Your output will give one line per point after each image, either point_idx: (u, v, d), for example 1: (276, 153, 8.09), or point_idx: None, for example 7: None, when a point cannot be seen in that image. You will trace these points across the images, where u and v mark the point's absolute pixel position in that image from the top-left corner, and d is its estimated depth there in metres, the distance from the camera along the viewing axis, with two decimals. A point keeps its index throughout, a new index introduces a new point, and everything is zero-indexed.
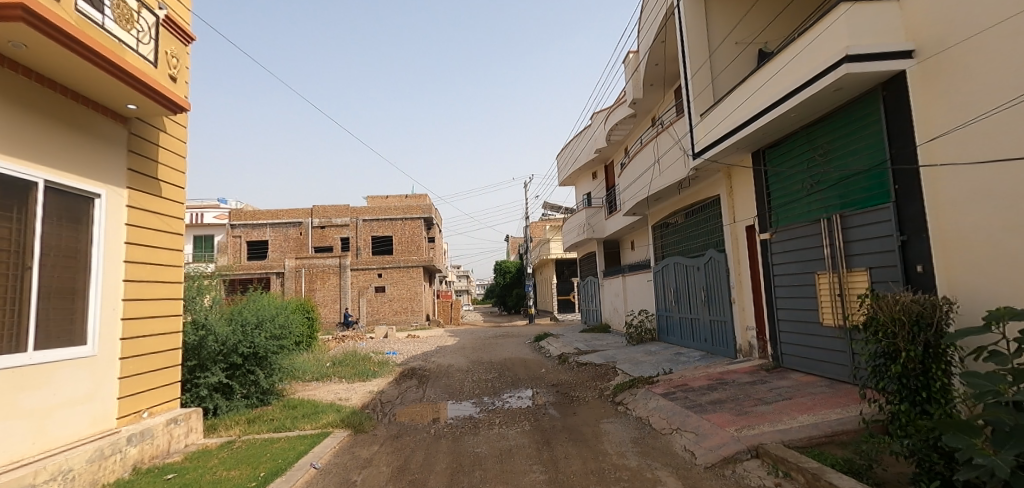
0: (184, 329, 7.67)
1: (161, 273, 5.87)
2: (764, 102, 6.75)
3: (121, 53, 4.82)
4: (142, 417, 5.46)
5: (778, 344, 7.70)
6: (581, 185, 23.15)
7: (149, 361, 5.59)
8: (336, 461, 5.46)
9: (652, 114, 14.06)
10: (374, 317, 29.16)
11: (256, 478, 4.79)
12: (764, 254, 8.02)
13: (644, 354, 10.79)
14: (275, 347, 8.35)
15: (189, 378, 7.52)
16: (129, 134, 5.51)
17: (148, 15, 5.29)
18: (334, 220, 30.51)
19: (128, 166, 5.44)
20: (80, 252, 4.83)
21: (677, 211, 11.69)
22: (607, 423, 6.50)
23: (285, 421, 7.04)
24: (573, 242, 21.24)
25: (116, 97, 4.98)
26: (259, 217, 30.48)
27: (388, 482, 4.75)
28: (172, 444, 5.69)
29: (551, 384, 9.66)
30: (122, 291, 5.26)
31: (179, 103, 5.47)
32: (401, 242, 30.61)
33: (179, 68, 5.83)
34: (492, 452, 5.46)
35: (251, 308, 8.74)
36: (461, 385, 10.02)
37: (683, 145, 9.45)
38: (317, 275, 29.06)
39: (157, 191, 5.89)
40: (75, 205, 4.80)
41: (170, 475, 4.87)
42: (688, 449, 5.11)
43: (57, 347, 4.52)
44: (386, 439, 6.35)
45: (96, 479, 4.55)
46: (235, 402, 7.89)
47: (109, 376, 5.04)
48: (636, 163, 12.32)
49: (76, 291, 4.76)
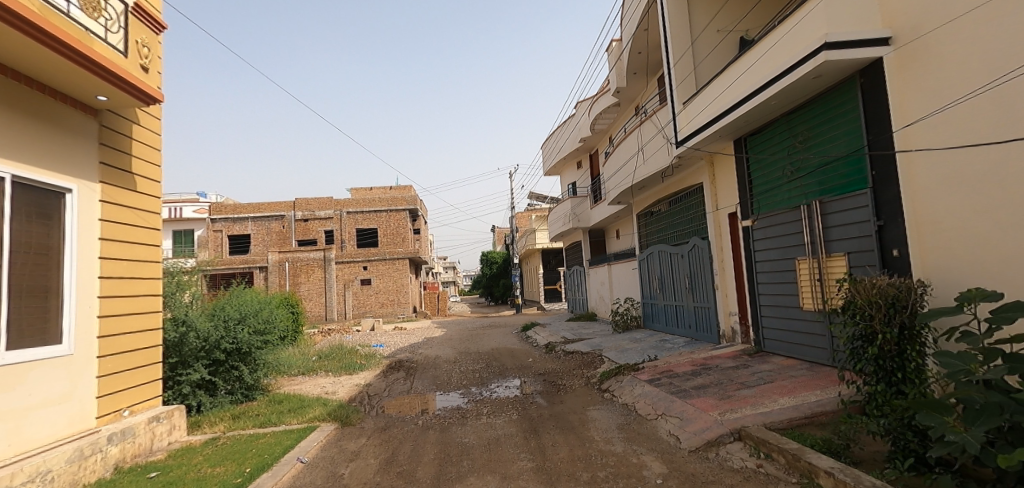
0: (164, 325, 7.53)
1: (138, 269, 5.74)
2: (745, 91, 6.80)
3: (89, 42, 4.65)
4: (122, 415, 5.37)
5: (759, 329, 7.84)
6: (565, 175, 23.21)
7: (126, 359, 5.46)
8: (323, 454, 5.44)
9: (636, 102, 14.06)
10: (361, 310, 29.11)
11: (241, 474, 4.75)
12: (746, 241, 8.12)
13: (630, 342, 10.89)
14: (259, 342, 8.23)
15: (171, 375, 7.40)
16: (101, 127, 5.33)
17: (115, 2, 5.11)
18: (317, 212, 30.10)
19: (101, 159, 5.29)
20: (51, 249, 4.68)
21: (661, 200, 11.78)
22: (594, 410, 6.56)
23: (272, 416, 7.01)
24: (559, 232, 21.28)
25: (85, 88, 4.82)
26: (240, 210, 29.74)
27: (376, 474, 4.74)
28: (155, 442, 5.60)
29: (538, 373, 9.73)
30: (98, 288, 5.14)
31: (152, 95, 5.33)
32: (386, 234, 30.25)
33: (151, 58, 5.65)
34: (480, 442, 5.49)
35: (233, 303, 8.59)
36: (449, 376, 10.05)
37: (667, 134, 9.49)
38: (301, 269, 28.86)
39: (132, 186, 5.75)
40: (46, 201, 4.65)
41: (153, 473, 4.81)
42: (673, 433, 5.17)
43: (31, 346, 4.41)
44: (374, 431, 6.35)
45: (77, 480, 4.45)
46: (219, 398, 7.80)
47: (87, 375, 4.93)
48: (620, 152, 12.31)
49: (48, 289, 4.63)
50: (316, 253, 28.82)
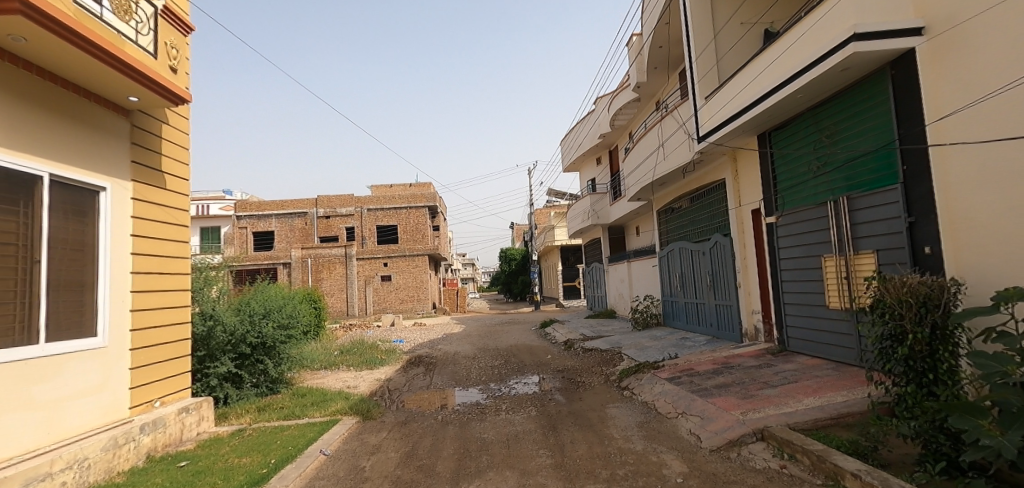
0: (192, 319, 7.74)
1: (168, 265, 5.92)
2: (769, 84, 6.65)
3: (121, 45, 4.80)
4: (153, 406, 5.55)
5: (783, 328, 7.69)
6: (584, 171, 23.09)
7: (157, 352, 5.64)
8: (344, 447, 5.54)
9: (657, 97, 13.88)
10: (381, 306, 29.48)
11: (267, 465, 4.87)
12: (770, 238, 7.96)
13: (650, 340, 10.80)
14: (283, 336, 8.40)
15: (199, 368, 7.61)
16: (132, 127, 5.50)
17: (146, 6, 5.26)
18: (338, 209, 30.56)
19: (133, 159, 5.46)
20: (87, 245, 4.85)
21: (682, 196, 11.62)
22: (613, 408, 6.52)
23: (295, 409, 7.17)
24: (578, 228, 21.17)
25: (117, 89, 4.98)
26: (264, 208, 30.37)
27: (397, 468, 4.81)
28: (184, 432, 5.78)
29: (556, 370, 9.72)
30: (130, 283, 5.32)
31: (180, 95, 5.47)
32: (406, 231, 30.56)
33: (179, 59, 5.80)
34: (499, 438, 5.51)
35: (258, 298, 8.78)
36: (468, 372, 10.11)
37: (688, 130, 9.35)
38: (323, 265, 29.36)
39: (162, 184, 5.92)
40: (81, 199, 4.82)
41: (182, 463, 4.97)
42: (694, 432, 5.12)
43: (69, 338, 4.59)
44: (394, 425, 6.43)
45: (111, 468, 4.63)
46: (245, 391, 8.01)
47: (120, 367, 5.11)
48: (640, 148, 12.18)
49: (84, 283, 4.80)
50: (337, 249, 29.25)
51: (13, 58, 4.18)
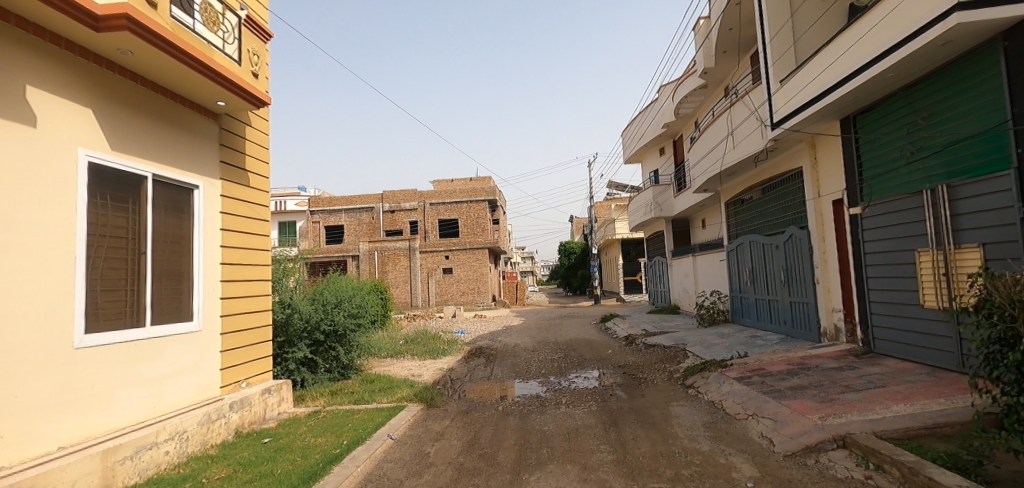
0: (273, 307, 8.33)
1: (251, 257, 6.40)
2: (855, 64, 6.12)
3: (210, 54, 5.21)
4: (240, 386, 6.04)
5: (869, 328, 7.11)
6: (646, 162, 22.45)
7: (243, 337, 6.12)
8: (410, 433, 5.76)
9: (726, 83, 13.19)
10: (443, 298, 30.31)
11: (340, 446, 5.16)
12: (854, 231, 7.36)
13: (717, 337, 10.36)
14: (353, 325, 8.86)
15: (279, 352, 8.19)
16: (220, 129, 5.97)
17: (231, 16, 5.67)
18: (403, 204, 31.66)
19: (221, 159, 5.93)
20: (184, 239, 5.32)
21: (753, 187, 11.00)
22: (677, 406, 6.33)
23: (365, 394, 7.55)
24: (640, 221, 20.65)
25: (207, 95, 5.42)
26: (335, 203, 32.04)
27: (460, 455, 4.94)
28: (267, 411, 6.25)
29: (617, 365, 9.57)
30: (219, 273, 5.80)
31: (261, 98, 5.87)
32: (467, 224, 31.16)
33: (260, 65, 6.21)
34: (559, 431, 5.51)
35: (330, 288, 9.31)
36: (528, 365, 10.18)
37: (761, 116, 8.82)
38: (388, 258, 30.58)
39: (245, 182, 6.38)
40: (178, 196, 5.28)
41: (266, 439, 5.39)
42: (766, 436, 4.86)
43: (170, 322, 5.08)
44: (457, 413, 6.60)
45: (206, 440, 5.10)
46: (320, 375, 8.54)
47: (211, 349, 5.59)
48: (707, 137, 11.65)
49: (182, 273, 5.28)
50: (402, 242, 30.32)
51: (121, 70, 4.62)
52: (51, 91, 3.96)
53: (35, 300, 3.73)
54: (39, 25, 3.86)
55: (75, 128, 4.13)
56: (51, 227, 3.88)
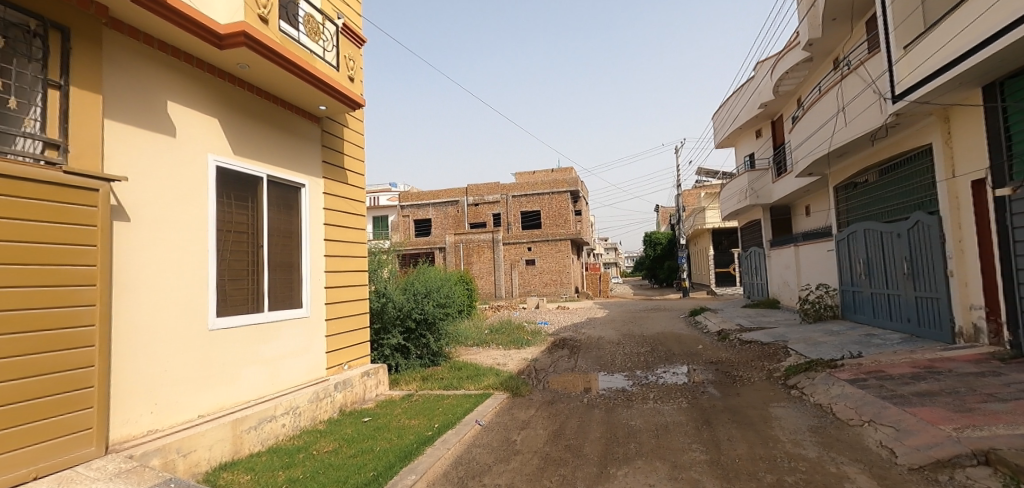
0: (370, 296, 8.94)
1: (350, 249, 6.88)
2: (1002, 20, 5.23)
3: (313, 62, 5.66)
4: (343, 368, 6.56)
5: (1020, 329, 6.12)
6: (740, 146, 20.98)
7: (344, 323, 6.63)
8: (497, 420, 5.91)
9: (835, 54, 11.90)
10: (526, 289, 30.68)
11: (432, 428, 5.43)
12: (1000, 216, 6.34)
13: (823, 334, 9.47)
14: (442, 314, 9.25)
15: (376, 338, 8.79)
16: (322, 131, 6.47)
17: (330, 25, 6.10)
18: (486, 197, 32.39)
19: (323, 159, 6.43)
20: (293, 233, 5.85)
21: (868, 168, 9.86)
22: (778, 408, 5.89)
23: (453, 381, 7.87)
24: (733, 210, 19.40)
25: (311, 100, 5.89)
26: (423, 197, 33.55)
27: (546, 445, 4.98)
28: (366, 392, 6.73)
29: (709, 361, 9.10)
30: (324, 264, 6.31)
31: (357, 101, 6.27)
32: (549, 216, 31.18)
33: (356, 69, 6.64)
34: (647, 427, 5.37)
35: (420, 279, 9.78)
36: (613, 357, 10.01)
37: (879, 88, 7.85)
38: (473, 249, 31.48)
39: (344, 179, 6.87)
40: (288, 194, 5.81)
41: (366, 418, 5.81)
42: (886, 445, 4.36)
43: (284, 308, 5.63)
44: (542, 403, 6.66)
45: (315, 416, 5.61)
46: (412, 361, 9.05)
47: (318, 334, 6.11)
48: (813, 116, 10.62)
49: (292, 264, 5.81)
50: (486, 234, 31.05)
51: (240, 83, 5.14)
52: (187, 105, 4.51)
53: (180, 288, 4.29)
54: (175, 48, 4.41)
55: (206, 136, 4.68)
56: (190, 224, 4.44)
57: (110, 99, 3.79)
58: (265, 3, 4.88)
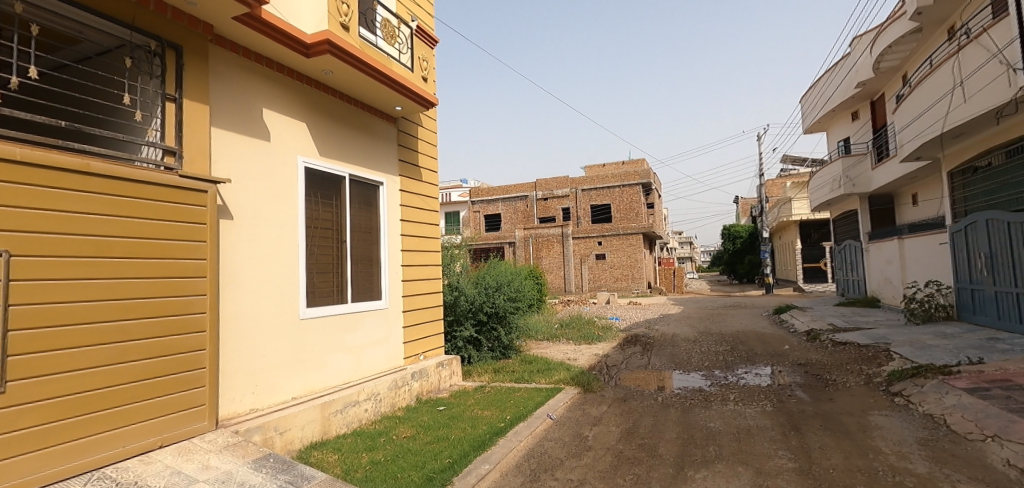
0: (443, 290, 9.22)
1: (424, 244, 7.14)
2: None
3: (390, 65, 5.91)
4: (419, 358, 6.84)
5: None
6: (833, 131, 19.27)
7: (420, 315, 6.89)
8: (568, 415, 5.89)
9: (950, 22, 10.57)
10: (596, 284, 30.26)
11: (504, 420, 5.51)
12: None
13: (934, 337, 8.50)
14: (512, 308, 9.35)
15: (449, 330, 9.06)
16: (398, 131, 6.75)
17: (405, 28, 6.33)
18: (555, 191, 32.26)
19: (399, 157, 6.71)
20: (373, 229, 6.16)
21: (992, 150, 8.67)
22: (879, 416, 5.36)
23: (524, 374, 7.94)
24: (824, 200, 17.89)
25: (388, 102, 6.16)
26: (492, 193, 34.04)
27: (619, 442, 4.89)
28: (441, 382, 6.97)
29: (796, 363, 8.48)
30: (400, 258, 6.60)
31: (431, 100, 6.47)
32: (619, 209, 30.48)
33: (429, 70, 6.85)
34: (728, 430, 5.11)
35: (491, 273, 9.95)
36: (689, 356, 9.62)
37: (1007, 57, 6.87)
38: (542, 244, 31.48)
39: (418, 177, 7.12)
40: (368, 192, 6.13)
41: (441, 407, 6.02)
42: (1014, 465, 3.84)
43: (365, 300, 5.95)
44: (614, 400, 6.55)
45: (395, 403, 5.89)
46: (483, 353, 9.24)
47: (396, 325, 6.40)
48: (922, 93, 9.50)
49: (372, 259, 6.13)
50: (555, 229, 30.96)
51: (324, 88, 5.48)
52: (280, 111, 4.88)
53: (276, 279, 4.67)
54: (269, 58, 4.77)
55: (296, 140, 5.04)
56: (283, 221, 4.81)
57: (216, 109, 4.18)
58: (346, 11, 5.16)
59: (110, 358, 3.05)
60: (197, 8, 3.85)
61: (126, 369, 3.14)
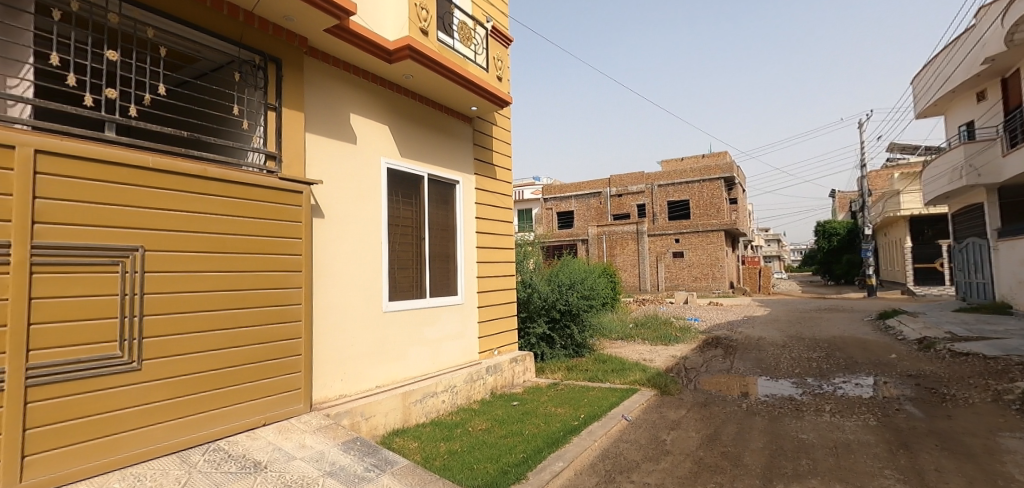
0: (517, 287, 9.32)
1: (499, 241, 7.25)
2: None
3: (466, 66, 6.06)
4: (493, 353, 6.97)
5: None
6: (952, 115, 17.09)
7: (494, 311, 7.02)
8: (645, 417, 5.73)
9: None
10: (674, 283, 29.16)
11: (577, 419, 5.47)
12: None
13: None
14: (586, 306, 9.24)
15: (523, 327, 9.15)
16: (474, 131, 6.90)
17: (480, 29, 6.46)
18: (630, 187, 31.47)
19: (474, 156, 6.86)
20: (449, 227, 6.36)
21: None
22: (1010, 439, 4.68)
23: (598, 373, 7.82)
24: (940, 192, 15.92)
25: (464, 102, 6.32)
26: (565, 190, 33.85)
27: (699, 449, 4.68)
28: (514, 378, 7.06)
29: (905, 374, 7.62)
30: (476, 255, 6.75)
31: (505, 99, 6.55)
32: (699, 206, 29.12)
33: (504, 69, 6.94)
34: (823, 443, 4.71)
35: (565, 270, 9.90)
36: (777, 362, 8.98)
37: None
38: (617, 241, 30.78)
39: (493, 175, 7.25)
40: (445, 191, 6.33)
41: (515, 402, 6.09)
42: None
43: (442, 296, 6.16)
44: (693, 405, 6.27)
45: (470, 396, 6.06)
46: (557, 350, 9.23)
47: (471, 320, 6.57)
48: None
49: (449, 255, 6.33)
50: (630, 226, 30.17)
51: (405, 92, 5.73)
52: (365, 116, 5.17)
53: (362, 274, 4.96)
54: (355, 66, 5.06)
55: (380, 142, 5.32)
56: (368, 219, 5.10)
57: (310, 116, 4.52)
58: (425, 16, 5.35)
59: (223, 342, 3.41)
60: (294, 23, 4.17)
61: (236, 353, 3.49)
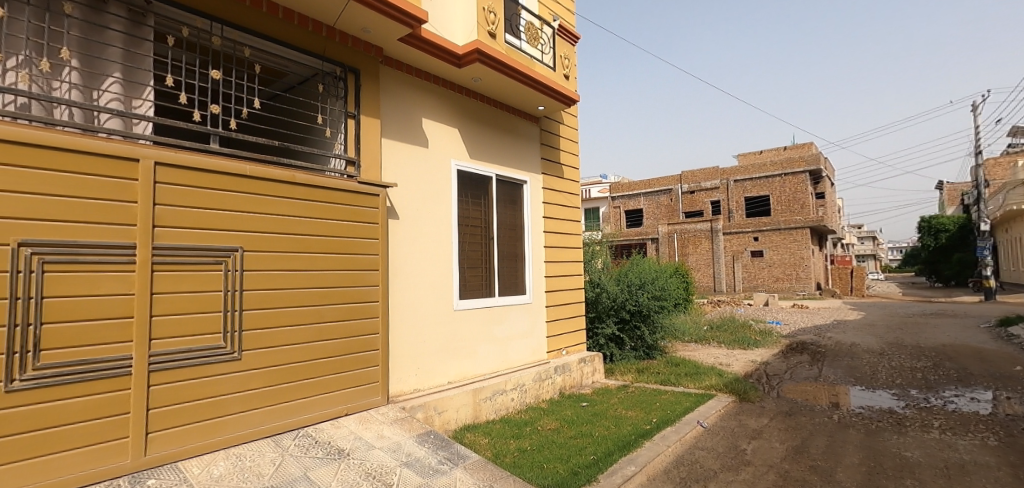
0: (585, 286, 9.22)
1: (566, 241, 7.21)
2: None
3: (534, 66, 6.08)
4: (562, 353, 6.95)
5: None
6: None
7: (562, 310, 6.99)
8: (722, 424, 5.46)
9: None
10: (752, 283, 27.51)
11: (649, 422, 5.32)
12: None
13: None
14: (657, 307, 8.95)
15: (591, 327, 9.03)
16: (541, 130, 6.91)
17: (547, 29, 6.46)
18: (704, 183, 30.08)
19: (541, 156, 6.87)
20: (517, 227, 6.42)
21: None
22: None
23: (671, 377, 7.55)
24: None
25: (531, 102, 6.34)
26: (634, 187, 32.96)
27: (784, 461, 4.38)
28: (583, 378, 7.00)
29: None
30: (543, 255, 6.76)
31: (573, 97, 6.50)
32: (780, 201, 27.25)
33: (571, 67, 6.89)
34: (931, 462, 4.24)
35: (635, 270, 9.65)
36: (873, 371, 8.20)
37: None
38: (689, 240, 29.36)
39: (560, 174, 7.22)
40: (512, 191, 6.40)
41: (584, 403, 6.04)
42: None
43: (511, 295, 6.23)
44: (776, 413, 5.88)
45: (538, 395, 6.09)
46: (627, 352, 9.02)
47: (540, 319, 6.58)
48: None
49: (517, 255, 6.38)
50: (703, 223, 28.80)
51: (473, 95, 5.85)
52: (437, 120, 5.34)
53: (434, 273, 5.14)
54: (427, 72, 5.24)
55: (451, 145, 5.48)
56: (440, 220, 5.26)
57: (386, 122, 4.74)
58: (493, 19, 5.43)
59: (311, 336, 3.67)
60: (371, 34, 4.38)
61: (321, 347, 3.73)
